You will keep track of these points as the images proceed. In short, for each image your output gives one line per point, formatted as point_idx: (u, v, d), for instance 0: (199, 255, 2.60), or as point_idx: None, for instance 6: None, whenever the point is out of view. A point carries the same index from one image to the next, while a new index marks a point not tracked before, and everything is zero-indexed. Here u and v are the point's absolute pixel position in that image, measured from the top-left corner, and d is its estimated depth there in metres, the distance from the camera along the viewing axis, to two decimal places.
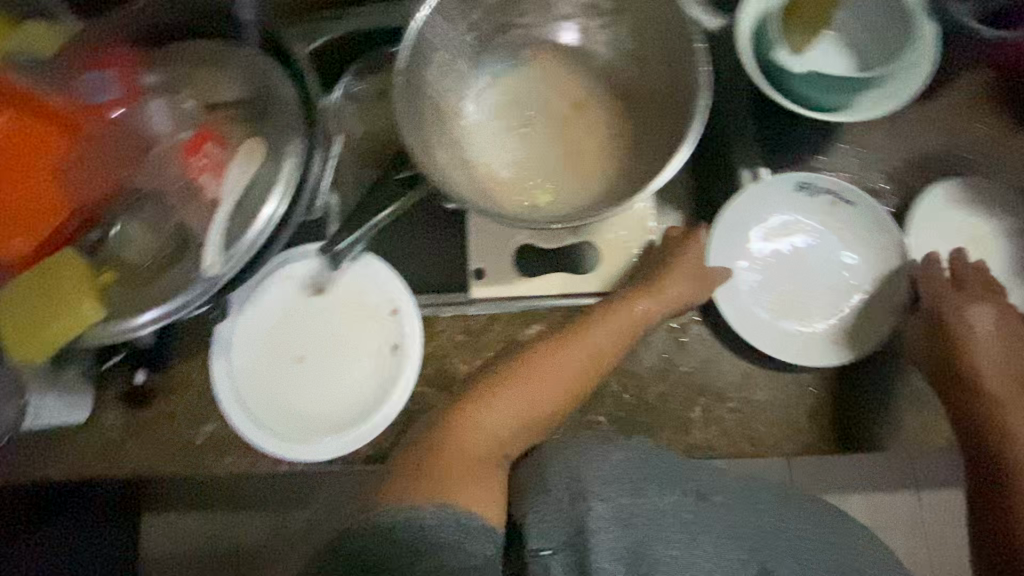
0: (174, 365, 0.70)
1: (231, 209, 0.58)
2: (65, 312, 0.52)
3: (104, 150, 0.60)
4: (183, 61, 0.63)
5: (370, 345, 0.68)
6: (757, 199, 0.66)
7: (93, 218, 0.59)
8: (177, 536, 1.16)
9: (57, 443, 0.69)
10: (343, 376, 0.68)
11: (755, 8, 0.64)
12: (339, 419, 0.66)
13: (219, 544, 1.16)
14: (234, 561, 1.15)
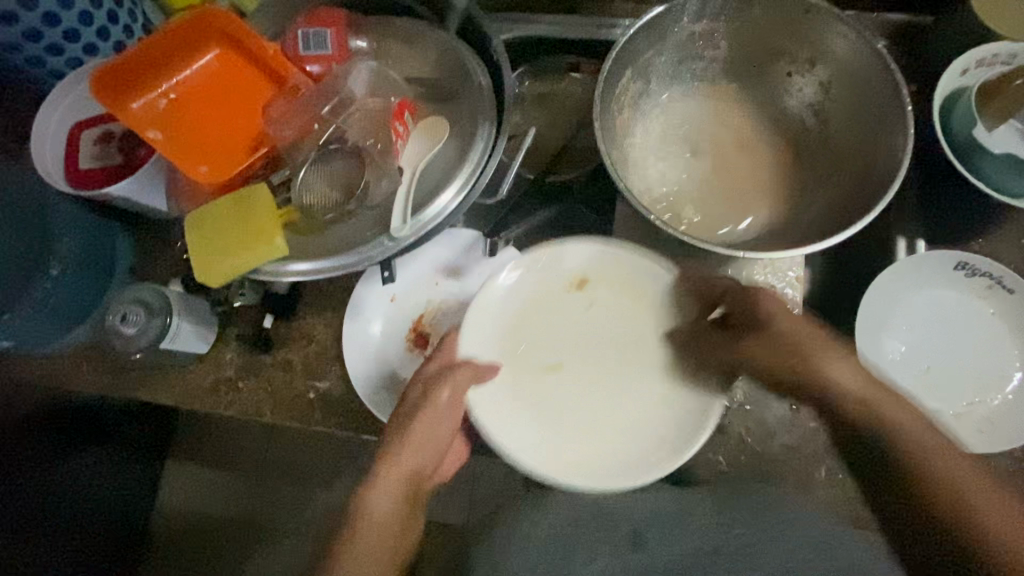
0: (302, 318, 0.71)
1: (415, 178, 0.59)
2: (256, 245, 0.53)
3: (302, 102, 0.62)
4: (390, 35, 0.67)
5: (649, 351, 0.62)
6: (913, 269, 0.65)
7: (277, 160, 0.62)
8: (201, 490, 1.12)
9: (177, 368, 0.70)
10: (618, 390, 0.61)
11: (951, 83, 0.64)
12: (644, 445, 0.58)
13: (242, 508, 1.12)
14: (253, 529, 1.11)
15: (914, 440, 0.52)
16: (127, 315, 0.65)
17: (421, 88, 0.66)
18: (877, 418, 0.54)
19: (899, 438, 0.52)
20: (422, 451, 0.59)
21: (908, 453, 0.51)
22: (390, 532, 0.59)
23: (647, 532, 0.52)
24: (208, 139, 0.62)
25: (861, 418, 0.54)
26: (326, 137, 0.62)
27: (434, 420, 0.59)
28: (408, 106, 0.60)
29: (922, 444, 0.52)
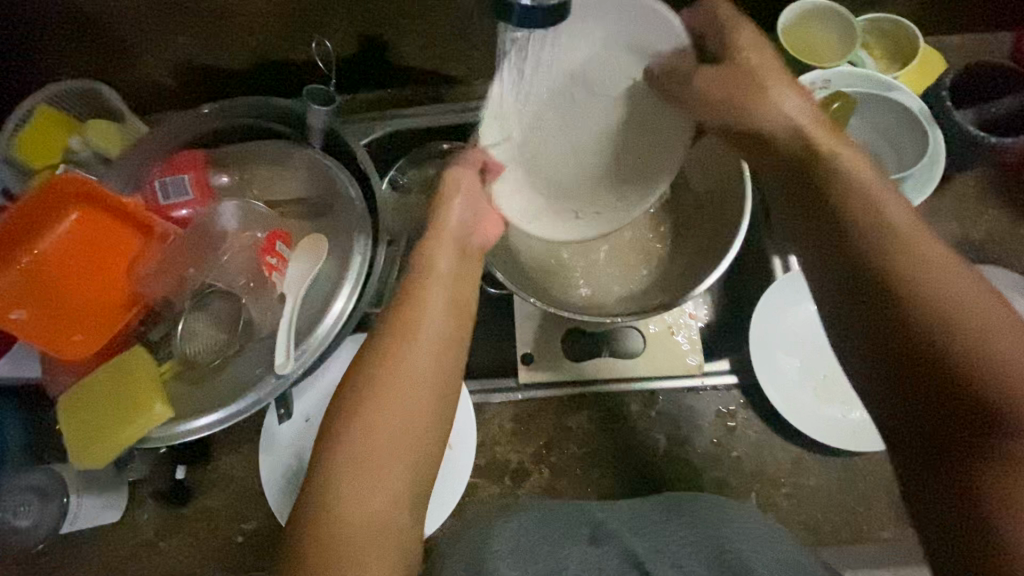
0: (217, 459, 0.68)
1: (298, 305, 0.59)
2: (135, 415, 0.52)
3: (173, 249, 0.61)
4: (254, 163, 0.67)
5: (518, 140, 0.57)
6: (789, 286, 0.70)
7: (156, 313, 0.61)
8: None
9: (87, 546, 0.66)
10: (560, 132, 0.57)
11: None
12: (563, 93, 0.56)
13: None
14: None
15: (958, 298, 0.39)
16: (18, 506, 0.63)
17: (295, 208, 0.67)
18: (923, 270, 0.40)
19: (922, 269, 0.40)
20: (392, 429, 0.43)
21: (958, 304, 0.39)
22: (388, 501, 0.42)
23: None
24: (77, 307, 0.59)
25: (883, 265, 0.41)
26: (201, 282, 0.62)
27: (406, 362, 0.45)
28: (279, 236, 0.61)
29: (984, 325, 0.38)
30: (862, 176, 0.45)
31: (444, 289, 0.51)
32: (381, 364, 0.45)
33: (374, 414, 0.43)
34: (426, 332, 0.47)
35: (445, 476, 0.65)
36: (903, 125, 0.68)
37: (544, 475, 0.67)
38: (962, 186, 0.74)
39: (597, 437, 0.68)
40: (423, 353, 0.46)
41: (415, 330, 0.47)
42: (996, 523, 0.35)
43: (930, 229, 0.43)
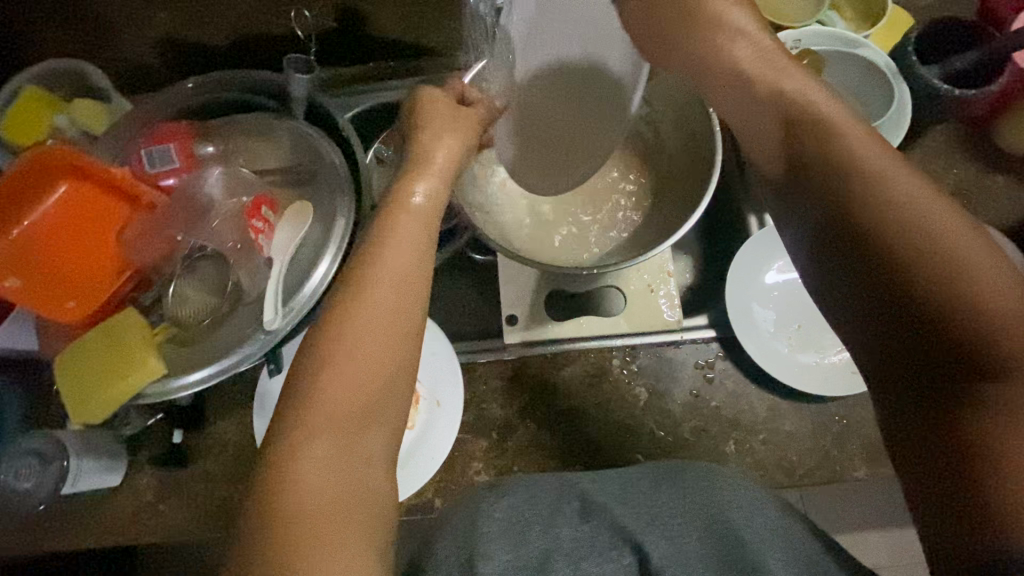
0: (212, 424, 0.70)
1: (285, 267, 0.61)
2: (127, 372, 0.54)
3: (162, 216, 0.63)
4: (238, 133, 0.69)
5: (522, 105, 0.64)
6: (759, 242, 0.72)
7: (148, 280, 0.63)
8: None
9: (90, 509, 0.68)
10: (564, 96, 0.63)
11: None
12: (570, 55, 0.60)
13: None
14: None
15: (967, 261, 0.37)
16: (20, 470, 0.64)
17: (279, 176, 0.69)
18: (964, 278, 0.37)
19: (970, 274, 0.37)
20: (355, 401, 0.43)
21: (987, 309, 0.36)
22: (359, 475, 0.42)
23: (588, 512, 0.51)
24: (70, 275, 0.60)
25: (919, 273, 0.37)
26: (190, 248, 0.63)
27: (352, 349, 0.44)
28: (264, 201, 0.63)
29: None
30: (889, 168, 0.41)
31: (398, 266, 0.47)
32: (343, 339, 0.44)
33: (323, 406, 0.42)
34: (377, 314, 0.45)
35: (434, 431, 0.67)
36: (870, 82, 0.70)
37: (530, 428, 0.69)
38: (932, 141, 0.76)
39: (580, 391, 0.70)
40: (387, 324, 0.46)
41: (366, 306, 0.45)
42: (969, 493, 0.35)
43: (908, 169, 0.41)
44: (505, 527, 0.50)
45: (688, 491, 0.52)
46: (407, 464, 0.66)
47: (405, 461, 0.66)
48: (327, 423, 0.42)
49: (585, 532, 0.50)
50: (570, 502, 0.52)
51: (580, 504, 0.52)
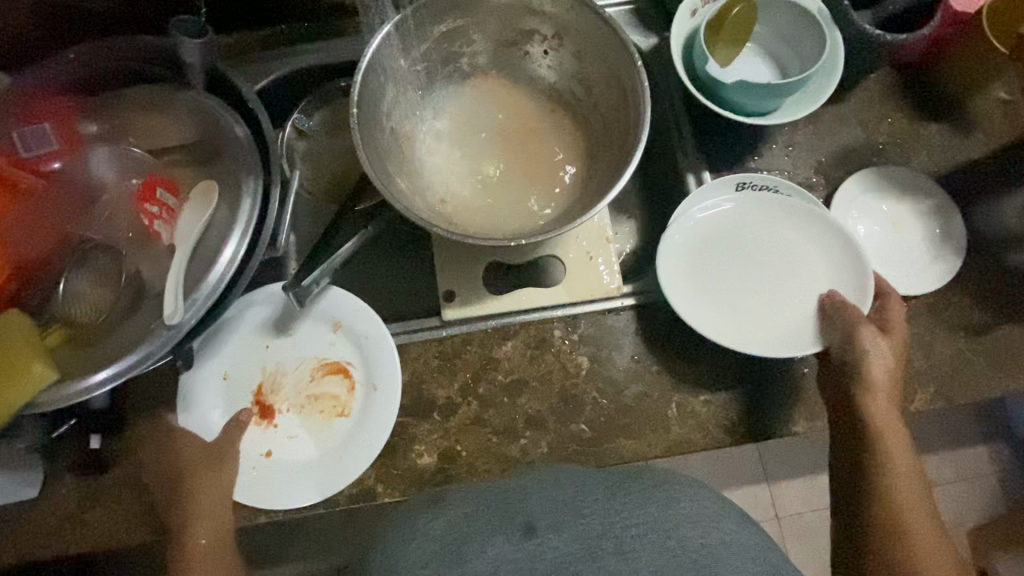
0: (132, 426, 0.65)
1: (188, 254, 0.56)
2: (13, 380, 0.49)
3: (46, 205, 0.57)
4: (126, 106, 0.62)
5: None
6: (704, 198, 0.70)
7: (32, 279, 0.55)
8: None
9: (6, 525, 0.64)
10: None
11: (686, 24, 0.69)
12: None
13: None
14: None
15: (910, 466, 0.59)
16: None
17: (179, 154, 0.62)
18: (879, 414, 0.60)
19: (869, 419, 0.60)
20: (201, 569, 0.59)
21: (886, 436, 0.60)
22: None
23: (532, 524, 0.46)
24: None
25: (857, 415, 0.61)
26: (79, 239, 0.58)
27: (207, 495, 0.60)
28: (159, 182, 0.58)
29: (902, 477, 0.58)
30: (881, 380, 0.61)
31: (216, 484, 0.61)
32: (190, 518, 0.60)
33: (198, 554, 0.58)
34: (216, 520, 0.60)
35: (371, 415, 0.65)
36: (805, 29, 0.68)
37: (472, 406, 0.67)
38: (866, 89, 0.75)
39: (523, 365, 0.68)
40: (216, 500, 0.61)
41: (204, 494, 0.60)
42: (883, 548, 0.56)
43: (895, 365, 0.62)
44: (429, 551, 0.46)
45: (645, 501, 0.48)
46: (347, 448, 0.64)
47: (344, 446, 0.64)
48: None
49: (527, 553, 0.44)
50: (514, 520, 0.46)
51: (525, 523, 0.46)
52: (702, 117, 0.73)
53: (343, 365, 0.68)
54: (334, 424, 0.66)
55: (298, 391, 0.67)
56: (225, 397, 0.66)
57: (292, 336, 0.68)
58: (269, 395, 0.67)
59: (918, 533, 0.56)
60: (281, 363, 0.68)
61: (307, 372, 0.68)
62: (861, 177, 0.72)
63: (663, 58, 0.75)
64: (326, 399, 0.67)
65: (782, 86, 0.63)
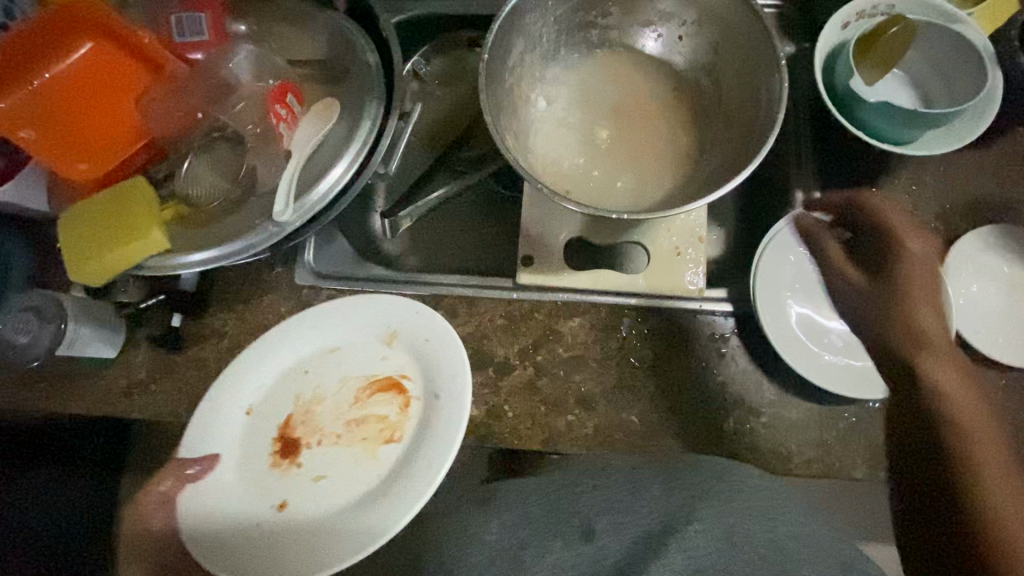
0: (212, 313, 0.70)
1: (303, 161, 0.58)
2: (131, 239, 0.52)
3: (185, 89, 0.60)
4: (273, 15, 0.65)
5: None
6: (784, 235, 0.67)
7: (161, 153, 0.60)
8: None
9: (85, 377, 0.69)
10: None
11: (834, 35, 0.66)
12: None
13: None
14: None
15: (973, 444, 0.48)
16: (17, 324, 0.63)
17: (312, 69, 0.65)
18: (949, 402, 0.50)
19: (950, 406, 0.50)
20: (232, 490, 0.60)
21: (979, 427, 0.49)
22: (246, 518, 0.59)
23: (591, 528, 0.52)
24: (84, 131, 0.59)
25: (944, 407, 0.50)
26: (208, 126, 0.61)
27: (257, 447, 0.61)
28: (290, 88, 0.59)
29: (1006, 476, 0.47)
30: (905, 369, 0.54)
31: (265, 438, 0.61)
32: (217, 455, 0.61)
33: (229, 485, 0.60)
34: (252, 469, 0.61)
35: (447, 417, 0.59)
36: (964, 62, 0.63)
37: (528, 371, 0.67)
38: (1013, 141, 0.70)
39: (586, 343, 0.68)
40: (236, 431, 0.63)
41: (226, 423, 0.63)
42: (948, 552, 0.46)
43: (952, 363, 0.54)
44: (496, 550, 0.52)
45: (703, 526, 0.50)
46: (384, 496, 0.57)
47: (387, 483, 0.58)
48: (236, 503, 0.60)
49: (585, 555, 0.51)
50: (571, 523, 0.52)
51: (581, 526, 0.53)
52: (825, 136, 0.70)
53: (399, 376, 0.63)
54: (378, 454, 0.60)
55: (335, 412, 0.63)
56: (245, 441, 0.62)
57: (340, 361, 0.65)
58: (296, 431, 0.63)
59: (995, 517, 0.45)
60: (326, 391, 0.64)
61: (348, 404, 0.63)
62: (983, 235, 0.67)
63: (797, 69, 0.73)
64: (369, 428, 0.62)
65: (926, 116, 0.59)
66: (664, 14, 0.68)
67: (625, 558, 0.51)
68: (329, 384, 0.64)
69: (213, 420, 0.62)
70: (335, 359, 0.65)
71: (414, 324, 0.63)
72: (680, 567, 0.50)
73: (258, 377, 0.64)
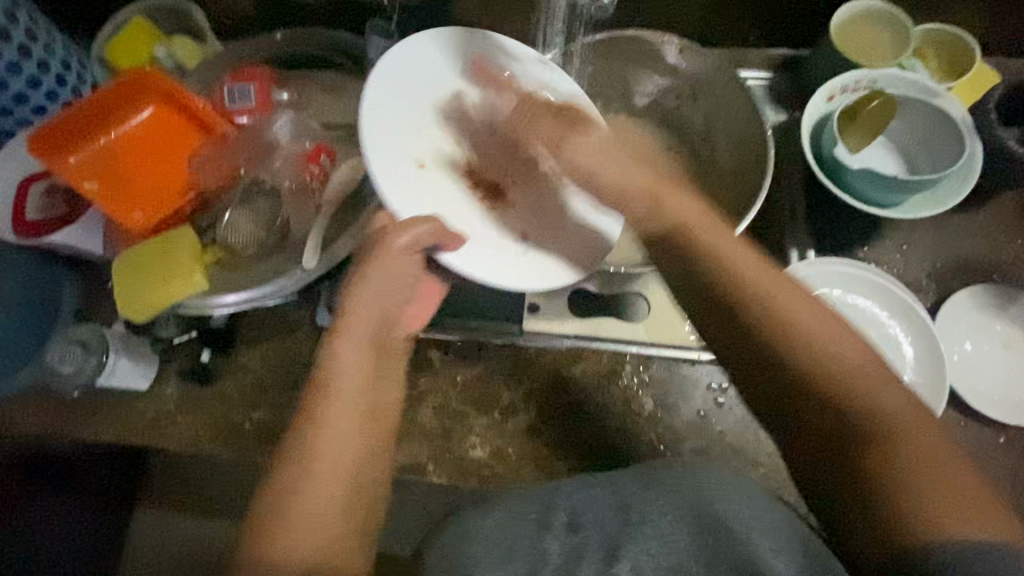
0: (239, 349, 0.75)
1: (333, 213, 0.65)
2: (175, 279, 0.58)
3: (230, 149, 0.68)
4: (313, 85, 0.73)
5: None
6: None
7: (206, 204, 0.67)
8: None
9: (116, 407, 0.73)
10: None
11: (820, 108, 0.71)
12: None
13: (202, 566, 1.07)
14: None
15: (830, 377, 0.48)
16: (65, 352, 0.69)
17: (343, 132, 0.72)
18: (791, 333, 0.50)
19: (769, 346, 0.50)
20: (336, 433, 0.53)
21: (825, 371, 0.48)
22: (366, 463, 0.54)
23: (575, 523, 0.54)
24: (140, 184, 0.66)
25: (764, 346, 0.51)
26: (250, 180, 0.68)
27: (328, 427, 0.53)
28: (324, 148, 0.68)
29: (842, 398, 0.47)
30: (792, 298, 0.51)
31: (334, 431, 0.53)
32: (333, 388, 0.55)
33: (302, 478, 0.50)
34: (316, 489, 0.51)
35: (608, 182, 0.60)
36: (942, 133, 0.68)
37: (531, 416, 0.70)
38: (999, 204, 0.73)
39: (589, 388, 0.70)
40: (353, 363, 0.56)
41: (342, 351, 0.57)
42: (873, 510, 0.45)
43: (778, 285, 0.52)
44: (490, 544, 0.53)
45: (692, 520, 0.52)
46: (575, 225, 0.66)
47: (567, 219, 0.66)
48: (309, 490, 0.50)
49: (572, 545, 0.53)
50: (558, 517, 0.55)
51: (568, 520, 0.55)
52: (816, 197, 0.75)
53: (536, 85, 0.68)
54: (504, 208, 0.67)
55: (477, 159, 0.67)
56: (410, 180, 0.63)
57: (461, 117, 0.68)
58: (457, 179, 0.66)
59: (924, 474, 0.44)
60: (452, 147, 0.67)
61: (478, 142, 0.68)
62: (979, 291, 0.69)
63: (789, 135, 0.79)
64: (514, 168, 0.67)
65: (907, 183, 0.63)
66: (662, 86, 0.75)
67: (605, 541, 0.52)
68: (448, 149, 0.67)
69: (387, 156, 0.63)
70: (457, 107, 0.68)
71: (529, 79, 0.68)
72: (657, 554, 0.50)
73: (413, 136, 0.65)
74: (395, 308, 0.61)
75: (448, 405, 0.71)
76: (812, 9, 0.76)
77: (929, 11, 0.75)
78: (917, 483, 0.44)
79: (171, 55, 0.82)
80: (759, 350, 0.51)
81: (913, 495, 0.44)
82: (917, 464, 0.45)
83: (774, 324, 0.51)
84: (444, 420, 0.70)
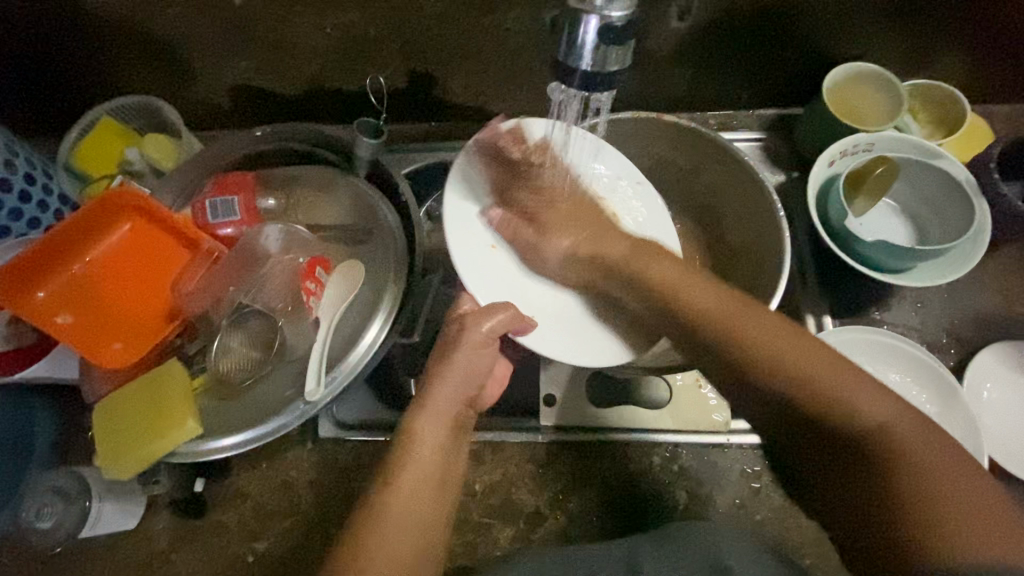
0: (234, 475, 0.68)
1: (332, 329, 0.61)
2: (166, 430, 0.53)
3: (218, 268, 0.63)
4: (297, 185, 0.69)
5: None
6: None
7: (193, 328, 0.63)
8: None
9: (99, 552, 0.66)
10: None
11: (824, 172, 0.70)
12: None
13: None
14: None
15: (816, 387, 0.45)
16: (41, 506, 0.63)
17: (335, 234, 0.69)
18: (751, 353, 0.48)
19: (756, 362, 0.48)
20: (405, 515, 0.47)
21: (799, 376, 0.46)
22: (427, 524, 0.48)
23: None
24: (120, 314, 0.61)
25: (729, 357, 0.50)
26: (238, 301, 0.63)
27: (416, 463, 0.49)
28: (320, 262, 0.63)
29: (838, 399, 0.44)
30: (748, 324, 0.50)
31: (426, 458, 0.50)
32: (402, 459, 0.50)
33: (393, 518, 0.46)
34: (421, 467, 0.49)
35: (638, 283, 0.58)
36: (950, 194, 0.68)
37: (559, 521, 0.66)
38: (1006, 257, 0.73)
39: (617, 485, 0.66)
40: (434, 439, 0.51)
41: (425, 428, 0.51)
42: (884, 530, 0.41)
43: (733, 303, 0.52)
44: None
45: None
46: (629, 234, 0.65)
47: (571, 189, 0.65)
48: (404, 522, 0.47)
49: None
50: None
51: None
52: (828, 261, 0.73)
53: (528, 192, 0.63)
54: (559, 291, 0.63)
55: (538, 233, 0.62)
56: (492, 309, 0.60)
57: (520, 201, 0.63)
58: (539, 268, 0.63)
59: (936, 477, 0.41)
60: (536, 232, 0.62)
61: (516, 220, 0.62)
62: (1004, 350, 0.68)
63: (792, 197, 0.77)
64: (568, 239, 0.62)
65: (924, 252, 0.62)
66: (662, 161, 0.73)
67: None
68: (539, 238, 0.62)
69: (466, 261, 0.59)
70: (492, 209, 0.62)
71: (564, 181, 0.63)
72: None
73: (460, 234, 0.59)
74: (476, 386, 0.55)
75: (469, 517, 0.66)
76: (803, 74, 0.76)
77: (916, 71, 0.76)
78: (935, 495, 0.41)
79: (146, 158, 0.76)
80: (738, 379, 0.49)
81: (931, 509, 0.40)
82: (927, 471, 0.41)
83: (725, 338, 0.50)
84: (466, 534, 0.65)
